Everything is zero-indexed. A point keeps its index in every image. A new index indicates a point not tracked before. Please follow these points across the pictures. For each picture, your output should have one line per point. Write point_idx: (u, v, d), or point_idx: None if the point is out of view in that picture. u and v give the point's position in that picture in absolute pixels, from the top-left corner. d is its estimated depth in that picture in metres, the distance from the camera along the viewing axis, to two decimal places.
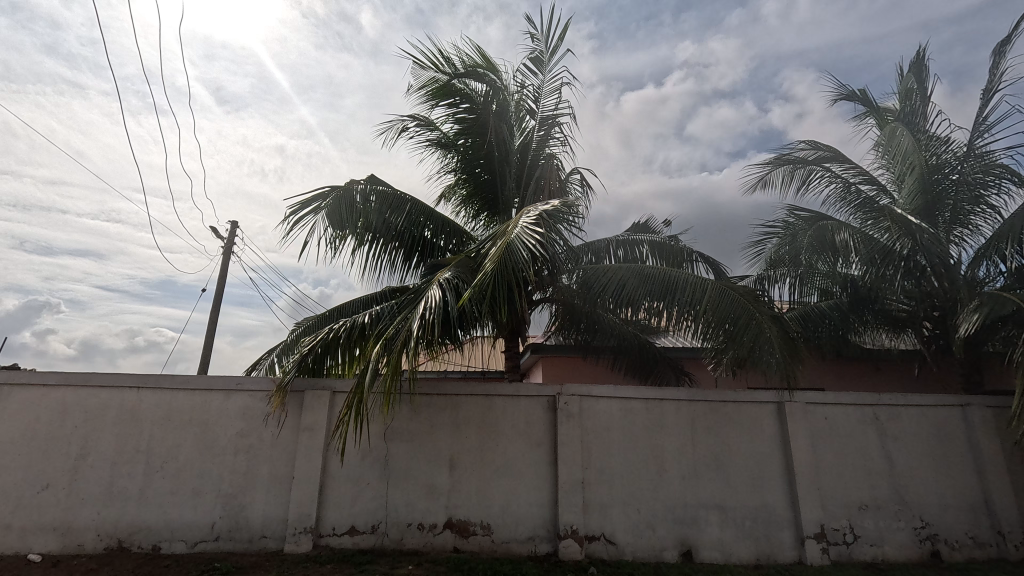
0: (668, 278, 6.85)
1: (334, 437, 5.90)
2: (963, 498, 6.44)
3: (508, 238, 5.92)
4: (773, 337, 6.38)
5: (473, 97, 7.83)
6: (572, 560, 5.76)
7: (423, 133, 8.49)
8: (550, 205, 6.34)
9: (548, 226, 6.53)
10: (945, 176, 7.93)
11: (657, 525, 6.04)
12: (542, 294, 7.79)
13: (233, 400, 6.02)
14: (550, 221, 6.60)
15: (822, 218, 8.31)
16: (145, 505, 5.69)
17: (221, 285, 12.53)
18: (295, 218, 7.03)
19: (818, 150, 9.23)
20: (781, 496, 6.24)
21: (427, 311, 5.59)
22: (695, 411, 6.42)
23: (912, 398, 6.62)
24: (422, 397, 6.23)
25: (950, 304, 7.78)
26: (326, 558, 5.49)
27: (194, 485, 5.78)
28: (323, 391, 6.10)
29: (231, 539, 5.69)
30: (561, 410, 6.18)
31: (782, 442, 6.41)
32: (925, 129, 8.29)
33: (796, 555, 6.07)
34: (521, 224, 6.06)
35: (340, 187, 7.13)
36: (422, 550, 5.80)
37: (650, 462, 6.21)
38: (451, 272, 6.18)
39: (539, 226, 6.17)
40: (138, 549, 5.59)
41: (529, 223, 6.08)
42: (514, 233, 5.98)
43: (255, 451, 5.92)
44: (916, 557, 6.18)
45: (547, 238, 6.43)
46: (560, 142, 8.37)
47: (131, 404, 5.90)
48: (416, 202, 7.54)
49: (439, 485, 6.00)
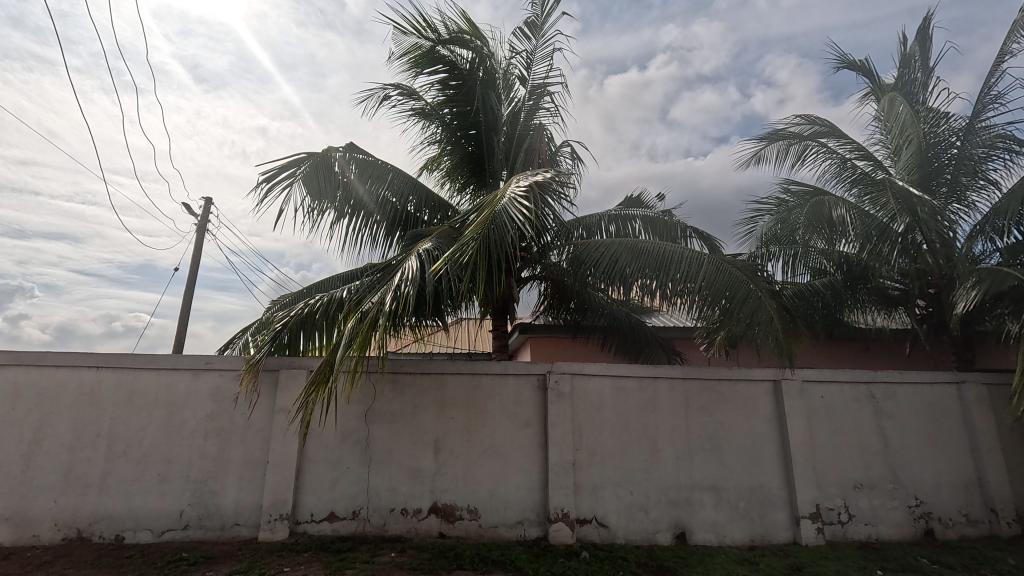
0: (663, 253, 6.57)
1: (293, 421, 5.50)
2: (957, 476, 6.37)
3: (495, 207, 5.52)
4: (771, 313, 6.15)
5: (458, 64, 7.40)
6: (563, 543, 5.56)
7: (407, 102, 8.07)
8: (543, 175, 5.87)
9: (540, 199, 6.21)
10: (945, 150, 7.73)
11: (651, 507, 5.86)
12: (531, 271, 7.52)
13: (203, 381, 5.65)
14: (540, 194, 6.20)
15: (817, 193, 8.19)
16: (108, 493, 5.34)
17: (194, 263, 12.00)
18: (268, 185, 6.53)
19: (814, 125, 9.02)
20: (776, 476, 6.10)
21: (404, 284, 5.26)
22: (690, 390, 6.21)
23: (908, 375, 6.49)
24: (405, 377, 5.93)
25: (947, 280, 7.66)
26: (303, 546, 5.21)
27: (161, 471, 5.43)
28: (298, 370, 5.75)
29: (202, 527, 5.38)
30: (552, 389, 5.92)
31: (776, 421, 6.25)
32: (928, 98, 8.00)
33: (791, 535, 5.95)
34: (509, 193, 5.62)
35: (317, 153, 6.62)
36: (406, 535, 5.56)
37: (643, 443, 6.01)
38: (432, 244, 5.79)
39: (528, 196, 5.73)
40: (100, 539, 5.25)
41: (519, 193, 5.63)
42: (501, 202, 5.57)
43: (226, 434, 5.58)
44: (910, 536, 6.11)
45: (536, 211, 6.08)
46: (549, 113, 8.01)
47: (91, 385, 5.49)
48: (399, 173, 7.14)
49: (424, 467, 5.74)
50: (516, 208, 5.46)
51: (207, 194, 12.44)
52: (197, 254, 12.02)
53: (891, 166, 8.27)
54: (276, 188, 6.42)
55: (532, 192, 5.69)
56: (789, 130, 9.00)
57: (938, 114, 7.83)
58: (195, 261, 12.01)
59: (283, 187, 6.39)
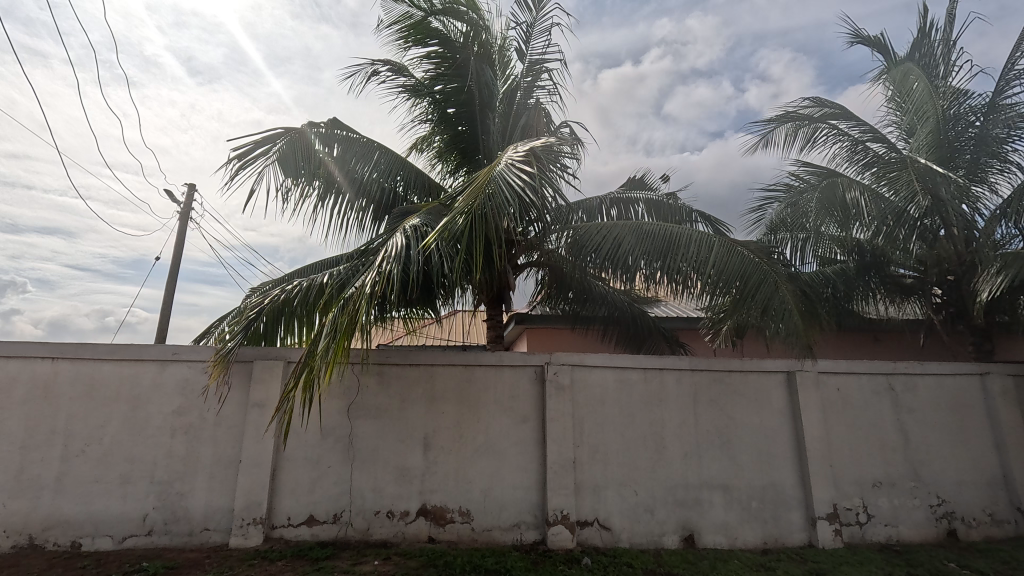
0: (670, 235, 6.14)
1: (271, 421, 5.07)
2: (982, 474, 6.00)
3: (491, 174, 5.04)
4: (788, 300, 5.73)
5: (451, 38, 6.90)
6: (562, 548, 5.16)
7: (397, 78, 7.60)
8: (543, 141, 5.38)
9: (542, 165, 5.62)
10: (965, 130, 7.33)
11: (657, 507, 5.47)
12: (527, 258, 7.08)
13: (170, 372, 5.22)
14: (545, 159, 5.69)
15: (831, 175, 7.78)
16: (63, 495, 4.90)
17: (176, 253, 11.52)
18: (241, 162, 5.98)
19: (825, 106, 8.55)
20: (790, 474, 5.71)
21: (387, 262, 4.81)
22: (698, 382, 5.81)
23: (929, 366, 6.11)
24: (391, 368, 5.51)
25: (966, 267, 7.27)
26: (278, 553, 4.79)
27: (123, 472, 5.00)
28: (275, 361, 5.33)
29: (168, 533, 4.96)
30: (550, 382, 5.51)
31: (791, 415, 5.86)
32: (949, 72, 7.56)
33: (806, 537, 5.57)
34: (507, 160, 5.14)
35: (294, 129, 6.18)
36: (391, 541, 5.15)
37: (649, 439, 5.61)
38: (419, 219, 5.34)
39: (527, 163, 5.27)
40: (54, 547, 4.82)
41: (517, 159, 5.15)
42: (497, 169, 5.09)
43: (195, 431, 5.15)
44: (932, 537, 5.74)
45: (541, 180, 5.50)
46: (548, 91, 7.55)
47: (46, 378, 5.05)
48: (386, 151, 6.69)
49: (412, 466, 5.33)
50: (515, 175, 4.95)
51: (189, 181, 11.89)
52: (179, 244, 11.53)
53: (904, 147, 7.84)
54: (250, 165, 5.92)
55: (532, 158, 5.23)
56: (798, 112, 8.58)
57: (959, 91, 7.35)
58: (178, 251, 11.52)
59: (258, 164, 5.91)
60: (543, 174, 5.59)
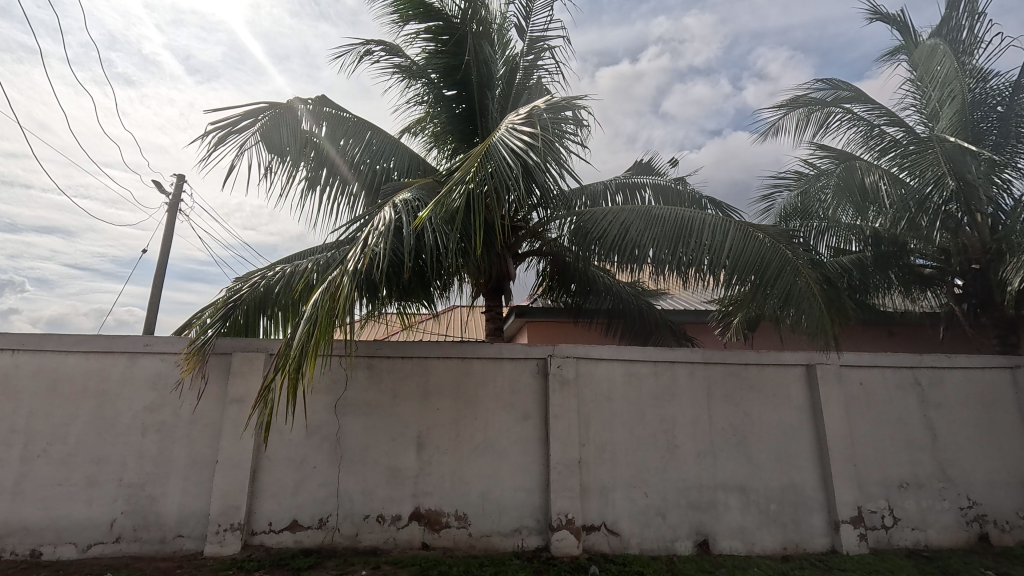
0: (682, 220, 5.78)
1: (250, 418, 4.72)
2: (1014, 474, 5.63)
3: (489, 141, 4.67)
4: (809, 287, 5.35)
5: (448, 14, 6.47)
6: (567, 555, 4.79)
7: (391, 59, 7.22)
8: (544, 105, 5.00)
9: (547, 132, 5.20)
10: (993, 109, 6.97)
11: (668, 510, 5.11)
12: (529, 246, 6.71)
13: (141, 366, 4.85)
14: (550, 130, 5.29)
15: (846, 158, 7.42)
16: (23, 500, 4.54)
17: (164, 248, 11.11)
18: (223, 139, 5.63)
19: (838, 89, 8.13)
20: (811, 475, 5.34)
21: (375, 238, 4.43)
22: (712, 377, 5.44)
23: (957, 359, 5.75)
24: (383, 360, 5.15)
25: (991, 256, 6.91)
26: (256, 564, 4.43)
27: (90, 474, 4.63)
28: (256, 354, 4.96)
29: (137, 540, 4.59)
30: (554, 376, 5.13)
31: (811, 412, 5.49)
32: (974, 50, 7.17)
33: (828, 543, 5.20)
34: (507, 126, 4.77)
35: (280, 103, 5.83)
36: (382, 548, 4.78)
37: (659, 437, 5.24)
38: (411, 194, 4.96)
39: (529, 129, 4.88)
40: (12, 556, 4.46)
41: (517, 125, 4.79)
42: (496, 136, 4.72)
43: (168, 429, 4.79)
44: (963, 542, 5.37)
45: (545, 151, 5.07)
46: (549, 71, 7.17)
47: (6, 372, 4.70)
48: (378, 131, 6.34)
49: (405, 466, 4.96)
50: (514, 138, 4.56)
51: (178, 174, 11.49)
52: (167, 238, 11.12)
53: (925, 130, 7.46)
54: (232, 139, 5.59)
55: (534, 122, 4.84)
56: (810, 96, 8.18)
57: (984, 70, 6.97)
58: (165, 245, 11.12)
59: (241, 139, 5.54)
60: (548, 144, 5.16)
